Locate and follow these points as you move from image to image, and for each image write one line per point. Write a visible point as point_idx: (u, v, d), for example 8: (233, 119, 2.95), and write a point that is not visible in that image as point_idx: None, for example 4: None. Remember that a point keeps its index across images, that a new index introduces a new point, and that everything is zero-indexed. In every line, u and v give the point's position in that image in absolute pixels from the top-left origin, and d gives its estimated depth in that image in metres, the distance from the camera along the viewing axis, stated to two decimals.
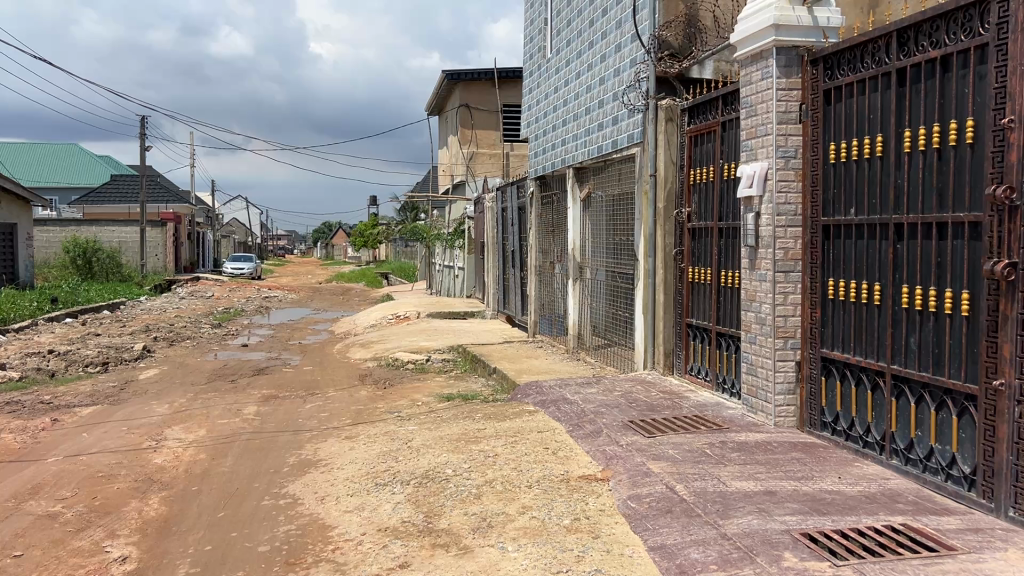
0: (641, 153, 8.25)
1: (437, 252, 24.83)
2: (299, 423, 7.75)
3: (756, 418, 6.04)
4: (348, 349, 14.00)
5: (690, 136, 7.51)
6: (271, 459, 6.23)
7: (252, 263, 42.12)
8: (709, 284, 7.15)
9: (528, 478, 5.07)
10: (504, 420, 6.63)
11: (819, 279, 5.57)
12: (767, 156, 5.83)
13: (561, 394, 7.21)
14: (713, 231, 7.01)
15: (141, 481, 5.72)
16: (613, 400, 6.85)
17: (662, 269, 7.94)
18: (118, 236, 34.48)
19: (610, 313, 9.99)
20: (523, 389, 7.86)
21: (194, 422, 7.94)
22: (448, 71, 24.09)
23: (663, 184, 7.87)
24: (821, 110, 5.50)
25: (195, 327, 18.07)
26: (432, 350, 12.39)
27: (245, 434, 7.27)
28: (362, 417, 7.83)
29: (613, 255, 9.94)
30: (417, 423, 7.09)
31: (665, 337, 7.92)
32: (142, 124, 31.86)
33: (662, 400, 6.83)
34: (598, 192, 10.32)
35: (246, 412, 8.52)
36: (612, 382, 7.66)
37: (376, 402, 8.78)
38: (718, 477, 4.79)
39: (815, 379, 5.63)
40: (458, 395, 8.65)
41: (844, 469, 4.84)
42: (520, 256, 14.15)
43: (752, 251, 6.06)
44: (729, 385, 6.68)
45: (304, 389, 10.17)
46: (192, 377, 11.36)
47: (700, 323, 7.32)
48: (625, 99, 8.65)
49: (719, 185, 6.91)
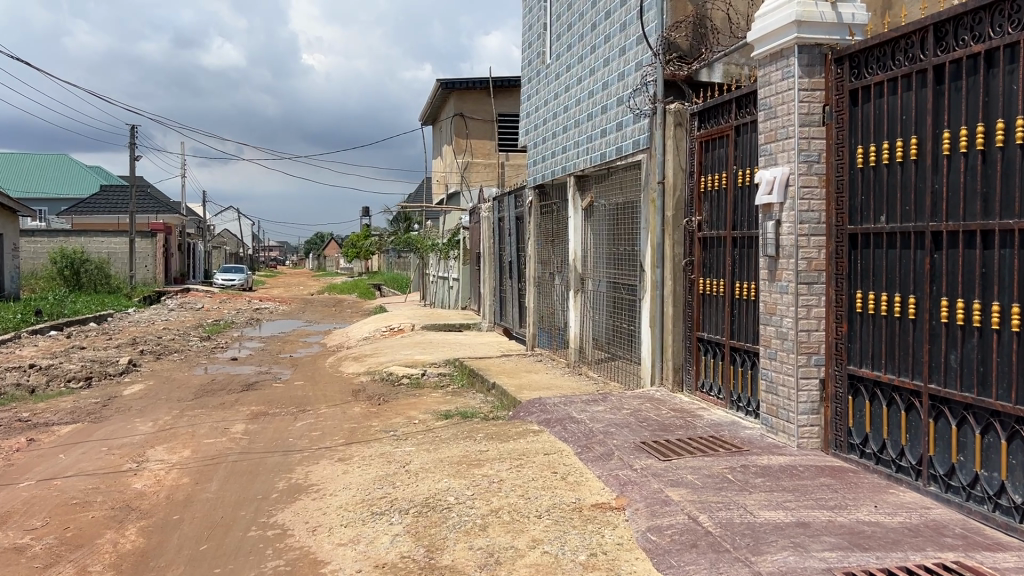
0: (647, 159, 7.92)
1: (431, 263, 24.47)
2: (290, 443, 7.35)
3: (777, 439, 5.68)
4: (341, 363, 13.60)
5: (701, 141, 7.18)
6: (259, 483, 5.83)
7: (243, 274, 41.67)
8: (722, 296, 6.80)
9: (538, 506, 4.69)
10: (507, 440, 6.24)
11: (845, 291, 5.22)
12: (788, 160, 5.49)
13: (566, 412, 6.83)
14: (726, 240, 6.67)
15: (118, 509, 5.32)
16: (622, 419, 6.48)
17: (670, 281, 7.58)
18: (107, 246, 34.02)
19: (614, 327, 9.63)
20: (525, 407, 7.47)
21: (178, 442, 7.53)
22: (442, 79, 23.79)
23: (671, 191, 7.53)
24: (847, 112, 5.16)
25: (183, 340, 17.65)
26: (428, 363, 12.00)
27: (231, 455, 6.85)
28: (356, 436, 7.43)
29: (616, 266, 9.60)
30: (415, 443, 6.70)
31: (673, 352, 7.56)
32: (131, 133, 31.42)
33: (674, 419, 6.46)
34: (600, 200, 9.97)
35: (234, 430, 8.11)
36: (620, 399, 7.29)
37: (371, 420, 8.39)
38: (744, 506, 4.42)
39: (841, 398, 5.28)
40: (457, 413, 8.26)
41: (879, 497, 4.47)
42: (518, 267, 13.79)
43: (772, 261, 5.71)
44: (744, 404, 6.33)
45: (295, 406, 9.77)
46: (179, 392, 10.94)
47: (712, 337, 6.96)
48: (631, 104, 8.31)
49: (733, 192, 6.58)
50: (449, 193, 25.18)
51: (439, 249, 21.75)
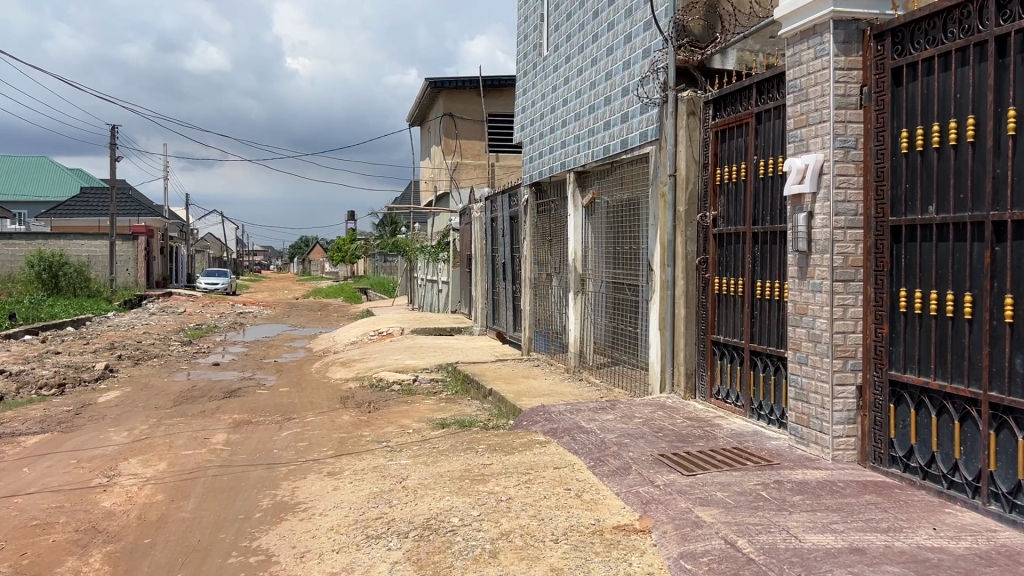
0: (656, 152, 7.46)
1: (419, 266, 23.95)
2: (275, 455, 6.81)
3: (809, 451, 5.20)
4: (327, 368, 13.04)
5: (717, 131, 6.75)
6: (241, 501, 5.29)
7: (226, 278, 40.96)
8: (741, 296, 6.34)
9: (553, 529, 4.18)
10: (512, 453, 5.74)
11: (886, 290, 4.76)
12: (822, 146, 5.04)
13: (574, 421, 6.33)
14: (746, 236, 6.22)
15: (82, 532, 4.76)
16: (636, 429, 5.99)
17: (682, 281, 7.11)
18: (86, 249, 33.25)
19: (617, 331, 9.15)
20: (529, 415, 6.97)
21: (153, 454, 6.97)
22: (430, 79, 23.31)
23: (684, 185, 7.08)
24: (888, 93, 4.72)
25: (164, 344, 17.05)
26: (419, 369, 11.48)
27: (211, 469, 6.31)
28: (346, 448, 6.91)
29: (618, 267, 9.15)
30: (410, 454, 6.18)
31: (686, 356, 7.08)
32: (111, 134, 30.75)
33: (691, 429, 5.97)
34: (603, 197, 9.50)
35: (214, 441, 7.56)
36: (629, 406, 6.81)
37: (361, 429, 7.86)
38: (788, 529, 3.92)
39: (881, 407, 4.82)
40: (454, 421, 7.76)
41: (936, 518, 3.99)
42: (512, 269, 13.31)
43: (802, 257, 5.24)
44: (767, 412, 5.89)
45: (280, 414, 9.22)
46: (157, 399, 10.37)
47: (729, 340, 6.51)
48: (639, 93, 7.84)
49: (754, 184, 6.14)
50: (437, 195, 24.69)
51: (429, 252, 21.23)
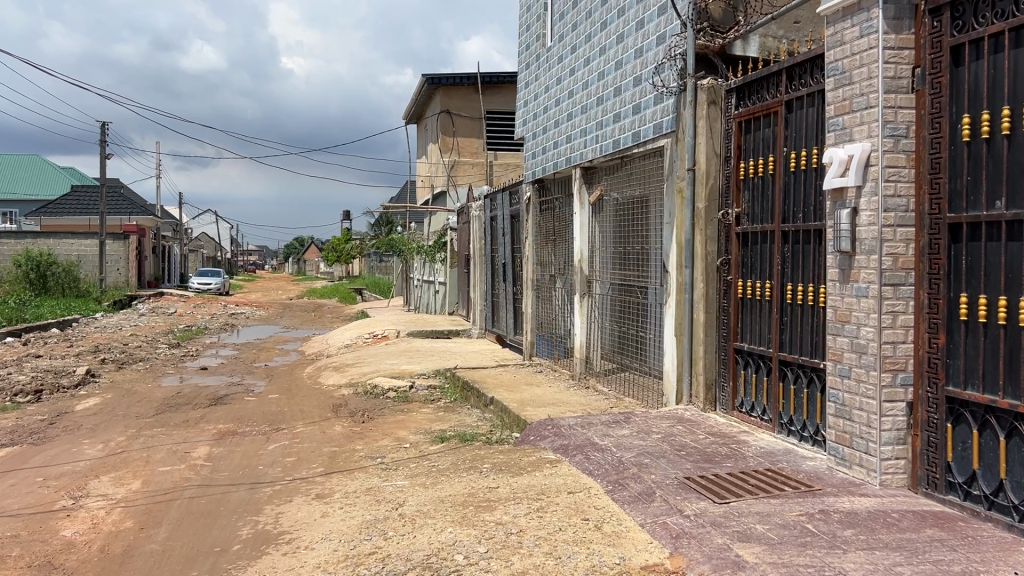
0: (672, 144, 6.93)
1: (416, 266, 23.39)
2: (260, 472, 6.26)
3: (852, 474, 4.67)
4: (320, 373, 12.48)
5: (740, 122, 6.23)
6: (219, 530, 4.74)
7: (219, 278, 40.34)
8: (770, 301, 5.81)
9: (572, 570, 3.65)
10: (520, 473, 5.19)
11: (942, 295, 4.21)
12: (868, 135, 4.50)
13: (586, 437, 5.79)
14: (776, 234, 5.69)
15: (35, 568, 4.20)
16: (656, 446, 5.46)
17: (702, 284, 6.56)
18: (76, 249, 32.65)
19: (626, 335, 8.61)
20: (536, 429, 6.43)
21: (127, 471, 6.41)
22: (426, 75, 22.74)
23: (704, 180, 6.53)
24: (946, 74, 4.17)
25: (151, 347, 16.47)
26: (415, 375, 10.93)
27: (188, 489, 5.75)
28: (338, 464, 6.35)
29: (628, 269, 8.62)
30: (407, 474, 5.63)
31: (705, 365, 6.54)
32: (101, 131, 30.14)
33: (716, 447, 5.45)
34: (612, 194, 8.95)
35: (195, 456, 7.01)
36: (646, 420, 6.28)
37: (354, 442, 7.30)
38: (846, 572, 3.39)
39: (936, 426, 4.28)
40: (454, 433, 7.23)
41: (1015, 560, 3.46)
42: (512, 269, 12.79)
43: (845, 258, 4.70)
44: (800, 429, 5.40)
45: (268, 424, 8.67)
46: (139, 408, 9.80)
47: (753, 349, 6.00)
48: (653, 82, 7.30)
49: (785, 179, 5.62)
50: (434, 193, 24.15)
51: (426, 252, 20.69)
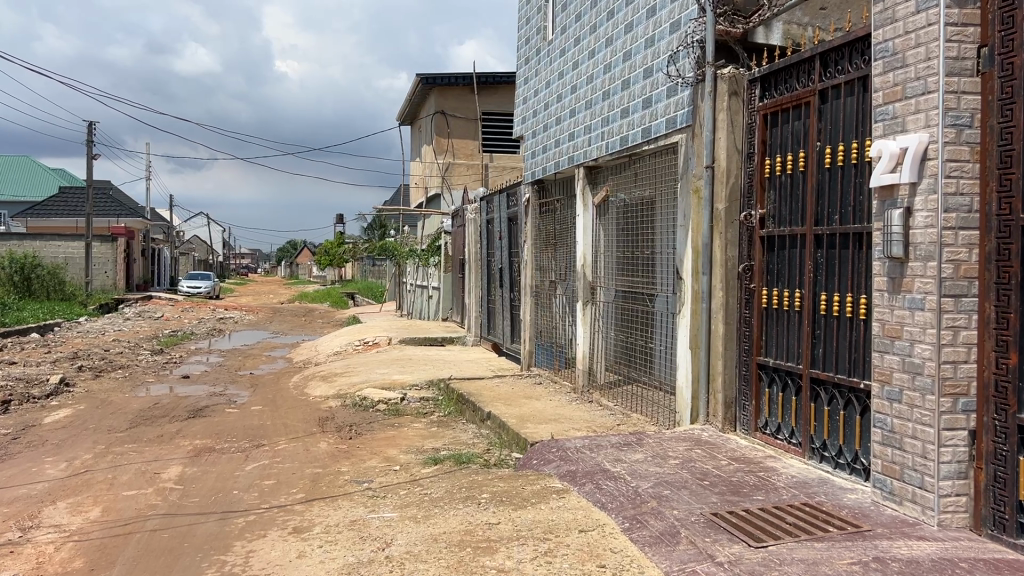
0: (688, 140, 6.38)
1: (409, 270, 22.77)
2: (234, 499, 5.65)
3: (902, 511, 4.10)
4: (306, 383, 11.86)
5: (764, 115, 5.69)
6: (178, 572, 4.14)
7: (209, 282, 39.62)
8: (803, 312, 5.25)
9: None
10: (524, 506, 4.61)
11: (1014, 308, 3.63)
12: (925, 124, 3.93)
13: (596, 462, 5.21)
14: (809, 238, 5.15)
15: None
16: (675, 475, 4.90)
17: (721, 292, 6.00)
18: (63, 251, 31.98)
19: (633, 346, 8.03)
20: (538, 450, 5.85)
21: (87, 496, 5.79)
22: (422, 74, 22.06)
23: (724, 179, 5.98)
24: (1020, 53, 3.60)
25: (133, 353, 15.82)
26: (408, 386, 10.34)
27: (150, 520, 5.15)
28: (320, 490, 5.75)
29: (635, 275, 8.06)
30: (396, 504, 5.03)
31: (725, 382, 5.98)
32: (88, 131, 29.47)
33: (742, 475, 4.89)
34: (618, 195, 8.38)
35: (164, 477, 6.39)
36: (660, 442, 5.71)
37: (339, 463, 6.70)
38: None
39: (1006, 460, 3.69)
40: (448, 453, 6.64)
41: None
42: (510, 274, 12.24)
43: (896, 264, 4.12)
44: (836, 455, 4.88)
45: (248, 440, 8.06)
46: (111, 420, 9.17)
47: (780, 365, 5.45)
48: (666, 73, 6.73)
49: (821, 177, 5.07)
50: (429, 196, 23.53)
51: (419, 256, 20.10)
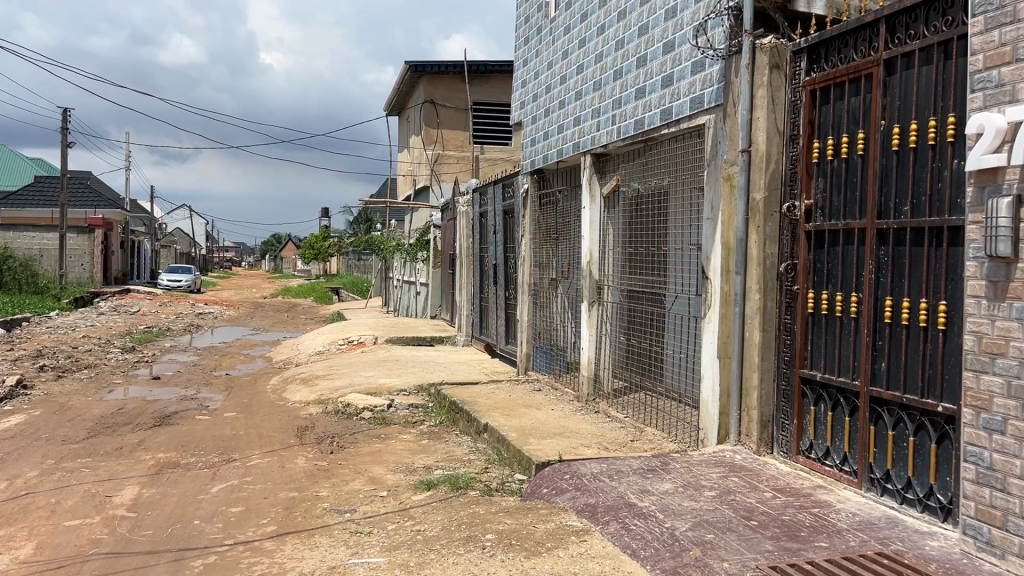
0: (718, 121, 5.62)
1: (396, 265, 21.96)
2: (193, 532, 4.84)
3: (1005, 568, 3.34)
4: (286, 386, 11.04)
5: (812, 91, 4.94)
6: None
7: (190, 275, 38.56)
8: (862, 318, 4.49)
9: None
10: (540, 553, 3.83)
11: None
12: None
13: (619, 495, 4.44)
14: (871, 234, 4.41)
15: None
16: (715, 513, 4.14)
17: (758, 296, 5.23)
18: (37, 243, 30.98)
19: (646, 352, 7.26)
20: (548, 477, 5.07)
21: (21, 527, 4.97)
22: (411, 61, 21.19)
23: (762, 165, 5.21)
24: None
25: (102, 351, 14.92)
26: (395, 391, 9.55)
27: (91, 562, 4.34)
28: (294, 521, 4.94)
29: (650, 272, 7.27)
30: (384, 545, 4.24)
31: (760, 398, 5.23)
32: (63, 118, 28.45)
33: (795, 513, 4.13)
34: (630, 185, 7.58)
35: (117, 502, 5.57)
36: (689, 468, 4.94)
37: (317, 485, 5.90)
38: None
39: None
40: (442, 475, 5.86)
41: None
42: (505, 271, 11.47)
43: (1000, 265, 3.37)
44: (904, 489, 4.14)
45: (217, 453, 7.24)
46: (67, 429, 8.31)
47: (830, 380, 4.71)
48: (691, 46, 5.98)
49: (887, 161, 4.32)
50: (417, 187, 22.70)
51: (407, 251, 19.34)
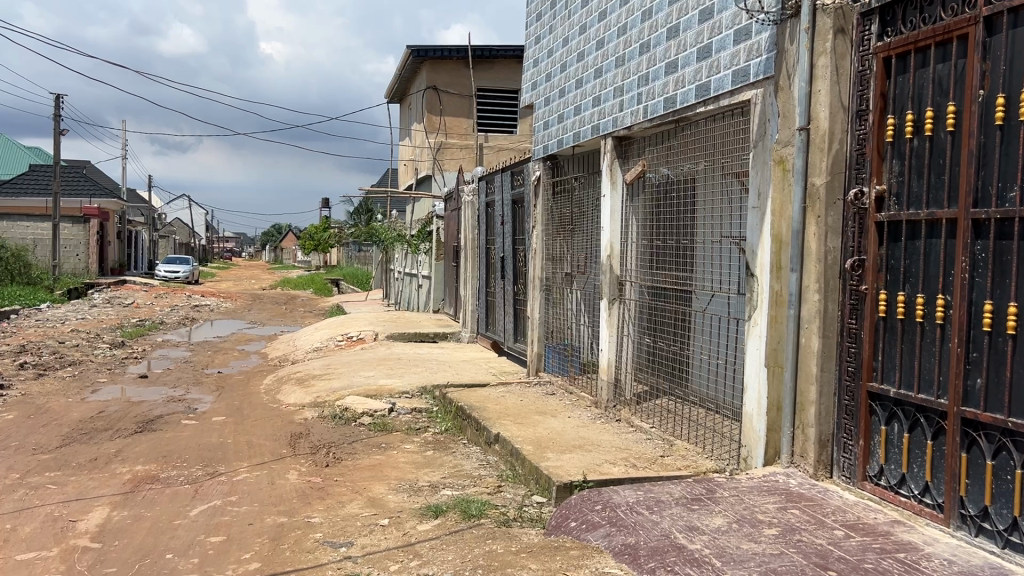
0: (770, 96, 4.92)
1: (397, 257, 21.25)
2: (163, 571, 4.15)
3: None
4: (280, 386, 10.35)
5: (885, 59, 4.21)
6: None
7: (187, 267, 37.92)
8: (950, 325, 3.78)
9: None
10: None
11: None
12: None
13: (664, 534, 3.75)
14: (965, 224, 3.70)
15: None
16: (783, 560, 3.44)
17: (819, 296, 4.54)
18: (31, 232, 30.36)
19: (673, 356, 6.55)
20: (576, 506, 4.38)
21: None
22: (414, 46, 20.40)
23: (823, 146, 4.51)
24: None
25: (89, 346, 14.25)
26: (396, 394, 8.86)
27: None
28: (281, 557, 4.25)
29: (678, 267, 6.55)
30: None
31: (820, 413, 4.55)
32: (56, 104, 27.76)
33: (878, 561, 3.44)
34: (657, 171, 6.86)
35: (82, 529, 4.89)
36: (741, 498, 4.25)
37: (310, 508, 5.21)
38: None
39: None
40: (451, 498, 5.17)
41: None
42: (513, 264, 10.77)
43: None
44: (1010, 530, 3.45)
45: (202, 466, 6.55)
46: (40, 436, 7.61)
47: (907, 397, 4.02)
48: (736, 12, 5.27)
49: (987, 138, 3.61)
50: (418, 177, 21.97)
51: (408, 242, 18.65)
